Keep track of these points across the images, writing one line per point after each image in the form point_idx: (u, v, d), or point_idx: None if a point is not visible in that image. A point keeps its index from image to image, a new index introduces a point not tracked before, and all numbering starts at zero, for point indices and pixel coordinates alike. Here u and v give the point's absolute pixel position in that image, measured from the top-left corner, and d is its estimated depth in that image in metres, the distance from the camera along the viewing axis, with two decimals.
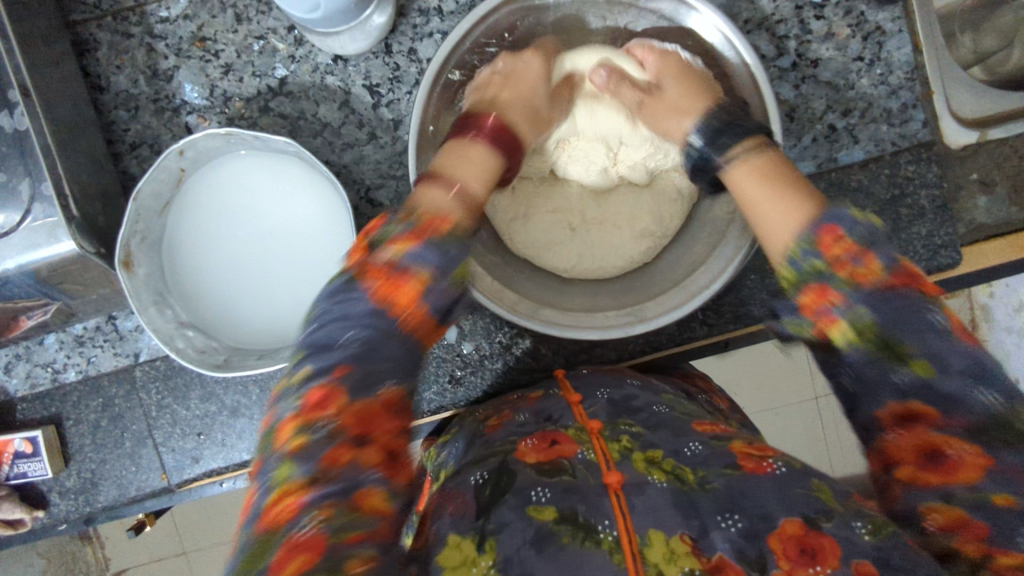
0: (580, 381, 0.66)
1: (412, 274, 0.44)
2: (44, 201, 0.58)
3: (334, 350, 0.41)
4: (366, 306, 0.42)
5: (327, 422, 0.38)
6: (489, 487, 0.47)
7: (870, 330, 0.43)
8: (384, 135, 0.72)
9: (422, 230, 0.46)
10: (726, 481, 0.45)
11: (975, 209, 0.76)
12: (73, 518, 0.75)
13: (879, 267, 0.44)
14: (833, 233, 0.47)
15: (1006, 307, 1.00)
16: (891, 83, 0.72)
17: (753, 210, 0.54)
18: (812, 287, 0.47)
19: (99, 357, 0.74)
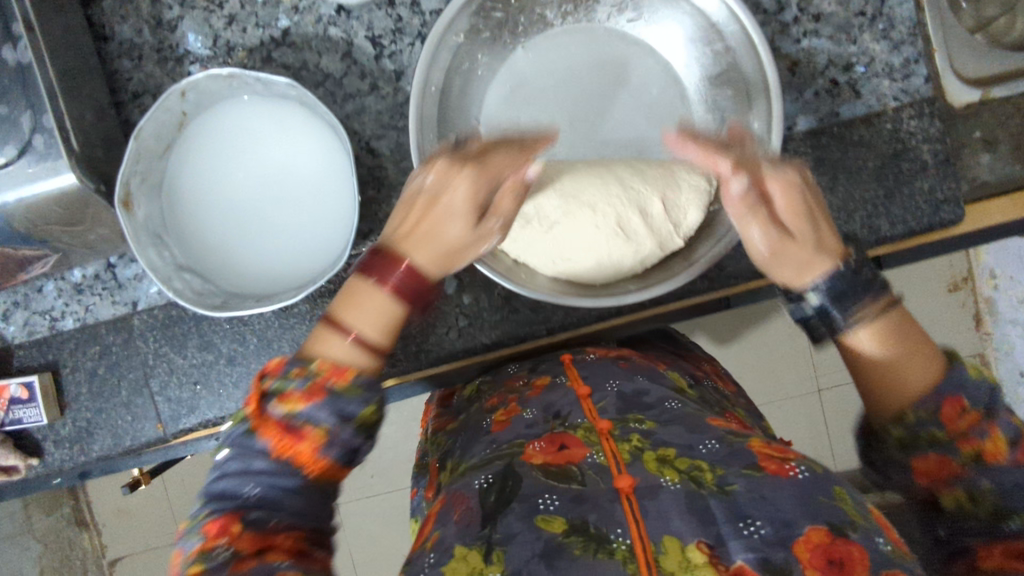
0: (586, 368, 0.67)
1: (308, 430, 0.49)
2: (45, 132, 0.58)
3: (234, 499, 0.48)
4: (264, 463, 0.48)
5: (224, 548, 0.45)
6: (494, 493, 0.50)
7: (985, 497, 0.49)
8: (386, 86, 0.72)
9: (318, 384, 0.49)
10: (746, 482, 0.48)
11: (977, 167, 0.76)
12: (68, 466, 0.75)
13: (1004, 441, 0.49)
14: (958, 404, 0.51)
15: (1011, 299, 1.13)
16: (893, 38, 0.72)
17: (880, 375, 0.54)
18: (932, 455, 0.51)
19: (97, 305, 0.74)
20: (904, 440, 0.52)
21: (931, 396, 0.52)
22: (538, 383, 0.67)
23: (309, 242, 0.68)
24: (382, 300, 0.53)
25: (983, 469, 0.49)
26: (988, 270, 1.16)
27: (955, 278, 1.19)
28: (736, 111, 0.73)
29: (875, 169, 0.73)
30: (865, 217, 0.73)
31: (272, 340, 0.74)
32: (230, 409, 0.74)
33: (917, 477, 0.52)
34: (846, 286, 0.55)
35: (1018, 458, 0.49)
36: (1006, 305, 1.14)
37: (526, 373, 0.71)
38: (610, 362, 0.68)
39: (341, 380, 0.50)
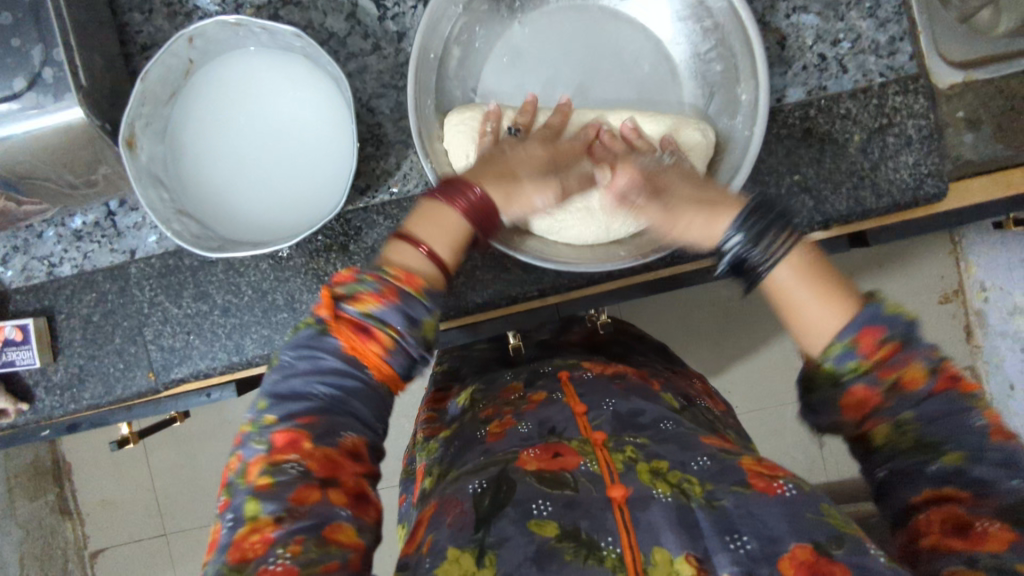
0: (582, 388, 0.68)
1: (377, 333, 0.49)
2: (55, 66, 0.60)
3: (303, 402, 0.49)
4: (337, 361, 0.49)
5: (295, 465, 0.46)
6: (489, 495, 0.50)
7: (911, 431, 0.46)
8: (388, 46, 0.74)
9: (392, 287, 0.50)
10: (733, 498, 0.48)
11: (961, 146, 0.77)
12: (57, 414, 0.75)
13: (921, 370, 0.46)
14: (874, 333, 0.46)
15: (1002, 311, 1.17)
16: (880, 16, 0.75)
17: (800, 309, 0.50)
18: (857, 388, 0.47)
19: (96, 253, 0.75)
20: (832, 379, 0.48)
21: (848, 329, 0.47)
22: (534, 399, 0.67)
23: (307, 192, 0.69)
24: (452, 217, 0.55)
25: (900, 398, 0.46)
26: (978, 283, 1.19)
27: (946, 290, 1.21)
28: (724, 87, 0.72)
29: (861, 141, 0.75)
30: (851, 188, 0.74)
31: (266, 292, 0.74)
32: (222, 359, 0.75)
33: (846, 413, 0.48)
34: (736, 220, 0.53)
35: (935, 386, 0.46)
36: (997, 317, 1.18)
37: (522, 387, 0.72)
38: (607, 382, 0.69)
39: (413, 287, 0.50)
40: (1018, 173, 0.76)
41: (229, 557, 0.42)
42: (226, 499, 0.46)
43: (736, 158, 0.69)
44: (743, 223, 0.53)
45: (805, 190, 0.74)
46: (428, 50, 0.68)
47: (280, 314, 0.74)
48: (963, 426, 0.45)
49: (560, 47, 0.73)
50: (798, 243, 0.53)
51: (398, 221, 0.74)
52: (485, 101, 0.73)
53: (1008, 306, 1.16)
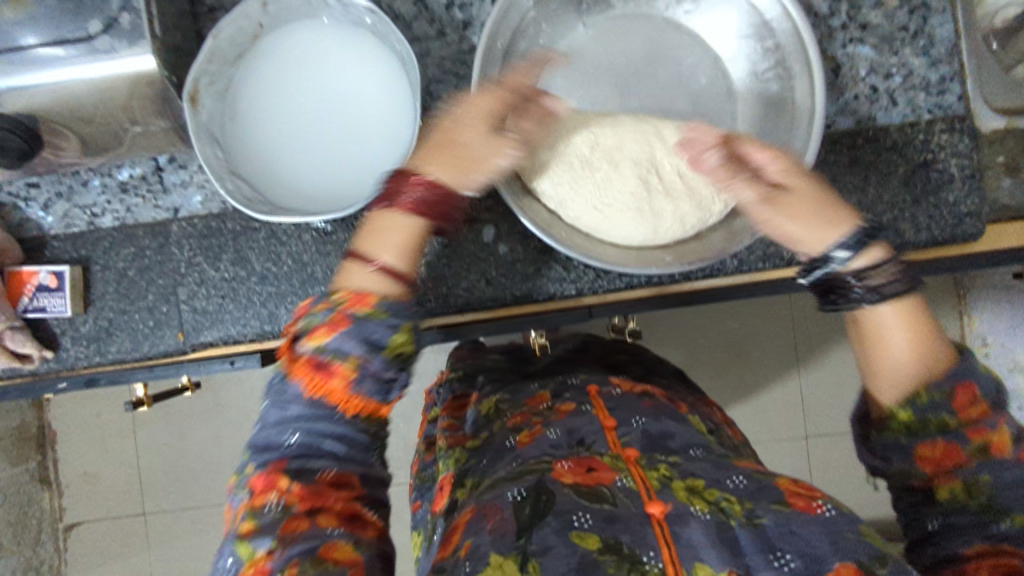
0: (612, 402, 0.67)
1: (337, 364, 0.51)
2: (133, 12, 0.60)
3: (276, 449, 0.52)
4: (301, 403, 0.52)
5: (276, 503, 0.49)
6: (528, 505, 0.49)
7: (984, 492, 0.51)
8: (453, 34, 0.75)
9: (341, 315, 0.53)
10: (774, 516, 0.47)
11: (999, 190, 0.79)
12: (81, 365, 0.74)
13: (1008, 435, 0.52)
14: (968, 392, 0.53)
15: (1002, 367, 1.20)
16: (932, 55, 0.77)
17: (882, 347, 0.57)
18: (939, 442, 0.53)
19: (139, 207, 0.75)
20: (910, 426, 0.54)
21: (947, 379, 0.54)
22: (563, 409, 0.67)
23: (359, 165, 0.69)
24: (408, 220, 0.59)
25: (989, 459, 0.52)
26: (980, 337, 1.21)
27: None
28: (780, 108, 0.73)
29: (905, 174, 0.76)
30: (891, 219, 0.76)
31: (306, 264, 0.74)
32: (254, 327, 0.74)
33: (920, 461, 0.54)
34: (858, 244, 0.56)
35: (1019, 454, 0.52)
36: (997, 373, 1.21)
37: (550, 396, 0.72)
38: (635, 398, 0.68)
39: (364, 306, 0.53)
40: None
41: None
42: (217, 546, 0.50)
43: None
44: (856, 246, 0.56)
45: None
46: (496, 40, 0.70)
47: (318, 288, 0.74)
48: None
49: (623, 51, 0.75)
50: (913, 298, 0.56)
51: None
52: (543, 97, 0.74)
53: (1009, 362, 1.19)
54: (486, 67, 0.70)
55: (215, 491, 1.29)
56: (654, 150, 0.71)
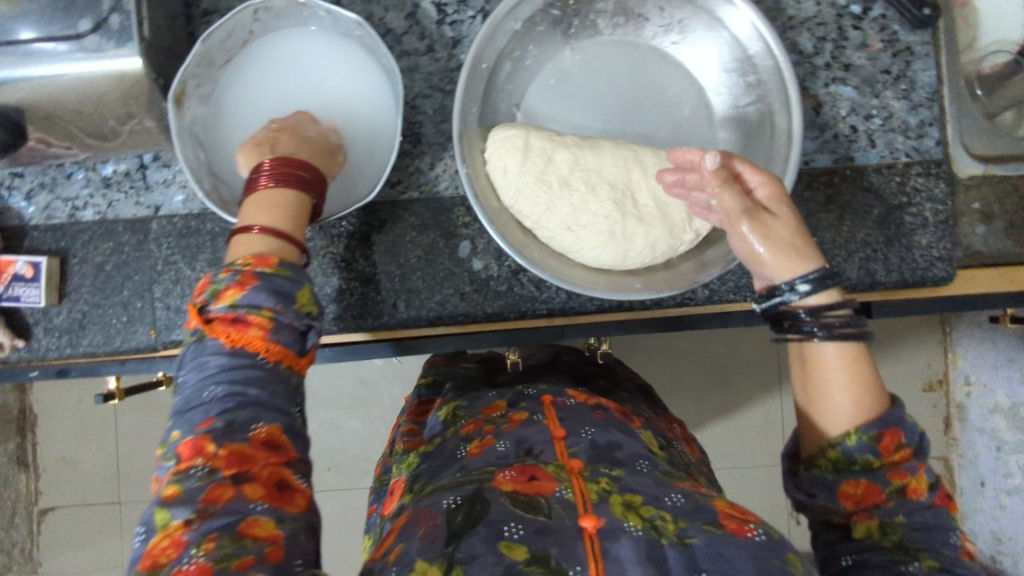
0: (565, 412, 0.68)
1: (251, 316, 0.52)
2: (124, 14, 0.61)
3: (200, 409, 0.50)
4: (220, 358, 0.51)
5: (200, 468, 0.47)
6: (462, 513, 0.51)
7: (894, 533, 0.54)
8: (442, 51, 0.76)
9: (248, 273, 0.53)
10: (705, 537, 0.49)
11: (972, 236, 0.79)
12: (52, 356, 0.75)
13: (926, 481, 0.55)
14: (894, 437, 0.54)
15: (983, 408, 1.20)
16: (913, 100, 0.78)
17: (821, 386, 0.56)
18: (863, 480, 0.54)
19: (120, 203, 0.75)
20: (837, 464, 0.55)
21: (878, 423, 0.54)
22: (515, 418, 0.68)
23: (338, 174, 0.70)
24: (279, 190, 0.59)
25: (903, 500, 0.54)
26: (963, 375, 1.22)
27: (931, 379, 1.24)
28: (758, 143, 0.74)
29: (880, 216, 0.77)
30: (863, 259, 0.76)
31: None
32: None
33: (842, 498, 0.55)
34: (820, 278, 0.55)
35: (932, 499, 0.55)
36: (976, 413, 1.21)
37: (506, 405, 0.73)
38: (588, 409, 0.69)
39: (267, 264, 0.55)
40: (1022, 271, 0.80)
41: (146, 565, 0.44)
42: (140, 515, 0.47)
43: None
44: (817, 282, 0.55)
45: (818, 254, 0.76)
46: (480, 60, 0.70)
47: None
48: (942, 540, 0.53)
49: (608, 77, 0.75)
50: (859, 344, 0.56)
51: (423, 221, 0.76)
52: (526, 117, 0.75)
53: (990, 404, 1.18)
54: (470, 85, 0.70)
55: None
56: (631, 176, 0.72)
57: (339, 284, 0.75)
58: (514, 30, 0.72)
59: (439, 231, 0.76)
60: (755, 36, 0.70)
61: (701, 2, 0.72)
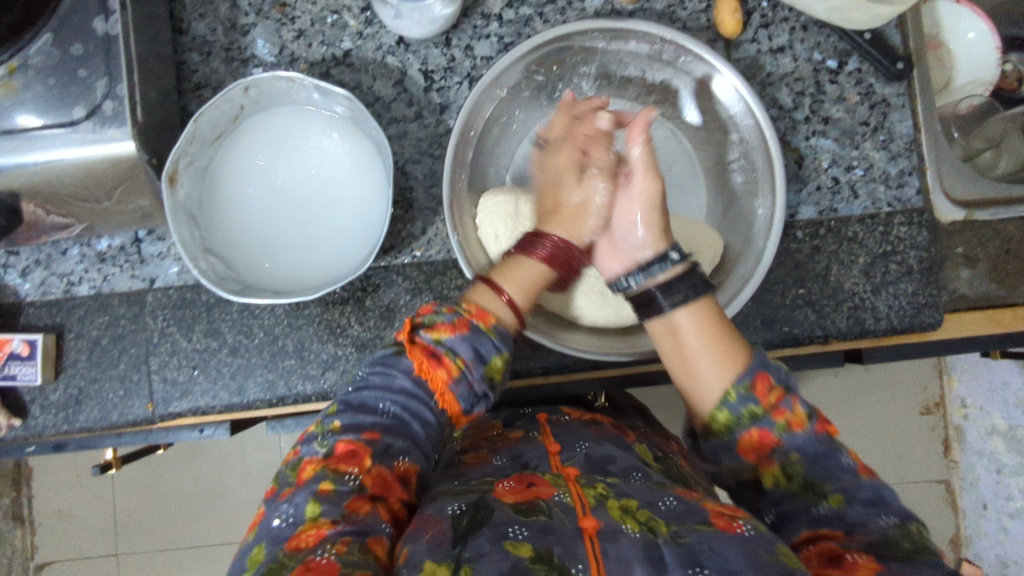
0: (560, 427, 0.70)
1: (449, 359, 0.58)
2: (116, 100, 0.62)
3: (370, 420, 0.56)
4: (409, 379, 0.58)
5: (354, 476, 0.52)
6: (466, 517, 0.51)
7: (798, 472, 0.53)
8: (430, 117, 0.78)
9: (463, 320, 0.61)
10: (697, 535, 0.49)
11: (958, 280, 0.81)
12: (48, 433, 0.75)
13: (803, 413, 0.54)
14: (764, 380, 0.55)
15: (981, 430, 1.21)
16: (892, 150, 0.80)
17: (688, 357, 0.60)
18: (752, 429, 0.55)
19: (116, 276, 0.76)
20: (729, 424, 0.56)
21: (745, 373, 0.56)
22: (512, 435, 0.69)
23: (333, 248, 0.71)
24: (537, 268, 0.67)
25: (790, 436, 0.53)
26: (960, 398, 1.23)
27: (928, 402, 1.24)
28: (744, 199, 0.75)
29: (866, 265, 0.78)
30: (852, 306, 0.78)
31: (278, 336, 0.75)
32: (222, 398, 0.75)
33: (742, 453, 0.55)
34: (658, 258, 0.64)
35: (816, 429, 0.54)
36: (975, 435, 1.22)
37: (501, 424, 0.74)
38: (582, 424, 0.71)
39: (482, 322, 0.61)
40: (1008, 313, 0.80)
41: (286, 546, 0.48)
42: (283, 494, 0.52)
43: (755, 255, 0.71)
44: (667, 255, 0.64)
45: (808, 305, 0.78)
46: (468, 127, 0.71)
47: (287, 360, 0.75)
48: (839, 465, 0.53)
49: None
50: (704, 300, 0.62)
51: (416, 283, 0.76)
52: (515, 179, 0.80)
53: (987, 426, 1.19)
54: (460, 152, 0.71)
55: (195, 535, 1.27)
56: None
57: (335, 351, 0.76)
58: (499, 96, 0.73)
59: (433, 293, 0.76)
60: (734, 99, 0.72)
61: (680, 65, 0.74)
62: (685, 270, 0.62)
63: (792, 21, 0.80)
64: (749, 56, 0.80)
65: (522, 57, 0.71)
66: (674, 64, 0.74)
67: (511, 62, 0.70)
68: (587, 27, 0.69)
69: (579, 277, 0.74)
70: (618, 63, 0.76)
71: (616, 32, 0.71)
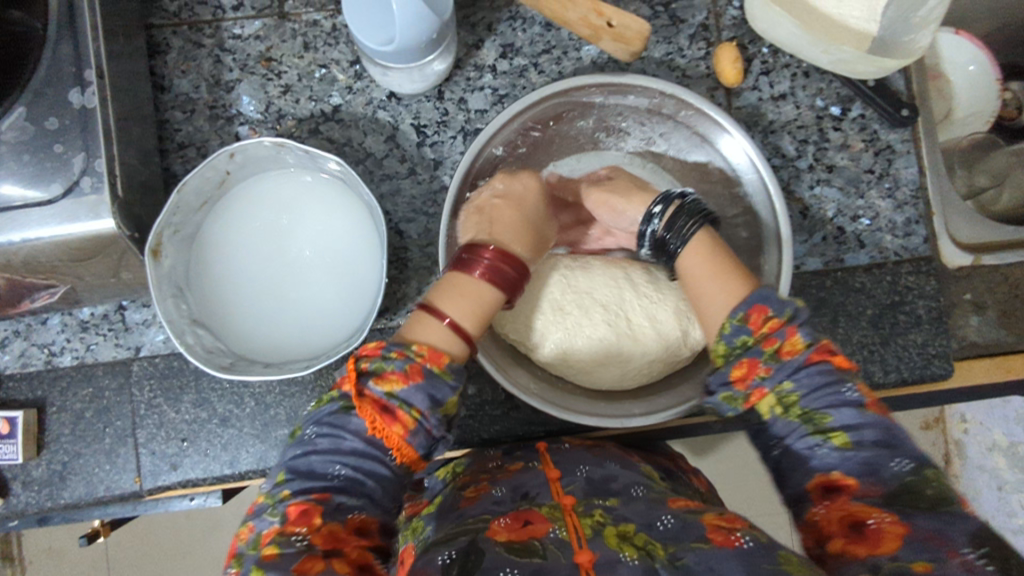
0: (559, 455, 0.67)
1: (402, 412, 0.50)
2: (94, 176, 0.60)
3: (320, 479, 0.49)
4: (357, 440, 0.50)
5: (302, 537, 0.46)
6: (455, 568, 0.48)
7: (794, 403, 0.52)
8: (423, 172, 0.75)
9: (416, 366, 0.52)
10: (695, 555, 0.47)
11: (966, 326, 0.79)
12: (31, 511, 0.72)
13: (801, 343, 0.53)
14: (762, 312, 0.54)
15: (981, 446, 1.19)
16: (898, 198, 0.78)
17: (697, 291, 0.60)
18: (744, 359, 0.54)
19: (99, 346, 0.73)
20: (727, 355, 0.55)
21: (742, 305, 0.55)
22: (512, 466, 0.66)
23: (325, 314, 0.68)
24: (482, 291, 0.58)
25: (779, 364, 0.53)
26: (959, 414, 1.21)
27: (928, 417, 1.22)
28: (748, 254, 0.72)
29: (873, 315, 0.76)
30: (860, 360, 0.75)
31: (270, 406, 0.73)
32: (214, 470, 0.72)
33: (733, 383, 0.55)
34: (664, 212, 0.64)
35: (810, 358, 0.52)
36: (976, 451, 1.19)
37: (501, 455, 0.71)
38: (585, 450, 0.68)
39: (437, 364, 0.53)
40: (1017, 360, 0.78)
41: None
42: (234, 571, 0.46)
43: None
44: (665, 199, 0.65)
45: None
46: (464, 188, 0.69)
47: (280, 430, 0.72)
48: (835, 395, 0.50)
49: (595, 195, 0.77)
50: (702, 229, 0.62)
51: None
52: None
53: (988, 442, 1.18)
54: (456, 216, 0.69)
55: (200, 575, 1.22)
56: (623, 296, 0.70)
57: None
58: (496, 156, 0.71)
59: None
60: (741, 157, 0.70)
61: (681, 118, 0.72)
62: (675, 209, 0.63)
63: (792, 67, 0.78)
64: (749, 104, 0.78)
65: (519, 115, 0.68)
66: (675, 118, 0.72)
67: (509, 120, 0.67)
68: (585, 82, 0.67)
69: (584, 329, 0.69)
70: (615, 117, 0.75)
71: (615, 87, 0.69)
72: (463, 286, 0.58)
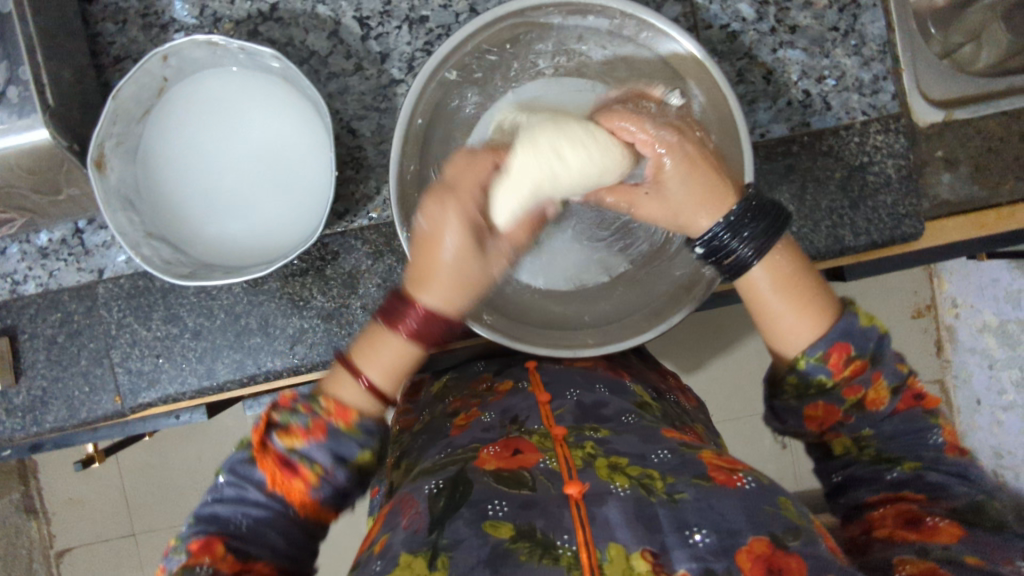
0: (550, 376, 0.65)
1: (303, 467, 0.49)
2: (20, 85, 0.57)
3: (223, 524, 0.48)
4: (258, 493, 0.49)
5: (205, 568, 0.45)
6: (445, 496, 0.47)
7: (870, 445, 0.54)
8: (371, 68, 0.73)
9: (321, 421, 0.50)
10: (694, 490, 0.45)
11: (938, 185, 0.77)
12: (19, 437, 0.73)
13: (885, 388, 0.53)
14: (843, 352, 0.52)
15: (971, 328, 1.16)
16: (864, 55, 0.75)
17: (772, 309, 0.55)
18: (820, 402, 0.54)
19: (62, 271, 0.73)
20: (798, 389, 0.54)
21: (823, 342, 0.52)
22: (501, 387, 0.65)
23: (280, 220, 0.68)
24: (400, 348, 0.54)
25: (863, 413, 0.53)
26: (951, 299, 1.18)
27: (919, 304, 1.20)
28: None
29: (842, 179, 0.75)
30: (830, 226, 0.74)
31: (239, 315, 0.73)
32: (192, 385, 0.73)
33: (807, 421, 0.55)
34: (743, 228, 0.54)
35: (898, 406, 0.54)
36: (966, 334, 1.17)
37: (492, 375, 0.70)
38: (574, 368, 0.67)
39: (344, 421, 0.51)
40: (990, 215, 0.77)
41: None
42: None
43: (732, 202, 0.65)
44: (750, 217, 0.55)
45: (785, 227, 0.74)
46: (416, 116, 0.66)
47: (253, 339, 0.73)
48: (919, 443, 0.53)
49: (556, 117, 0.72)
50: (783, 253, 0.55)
51: (377, 246, 0.73)
52: None
53: (978, 324, 1.15)
54: (408, 144, 0.66)
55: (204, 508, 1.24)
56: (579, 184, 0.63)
57: (300, 325, 0.73)
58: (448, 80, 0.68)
59: (395, 255, 0.72)
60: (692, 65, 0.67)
61: (641, 40, 0.69)
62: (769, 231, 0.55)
63: None
64: None
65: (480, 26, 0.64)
66: (636, 39, 0.69)
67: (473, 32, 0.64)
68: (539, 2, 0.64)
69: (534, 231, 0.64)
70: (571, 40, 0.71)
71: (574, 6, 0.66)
72: (384, 343, 0.53)
